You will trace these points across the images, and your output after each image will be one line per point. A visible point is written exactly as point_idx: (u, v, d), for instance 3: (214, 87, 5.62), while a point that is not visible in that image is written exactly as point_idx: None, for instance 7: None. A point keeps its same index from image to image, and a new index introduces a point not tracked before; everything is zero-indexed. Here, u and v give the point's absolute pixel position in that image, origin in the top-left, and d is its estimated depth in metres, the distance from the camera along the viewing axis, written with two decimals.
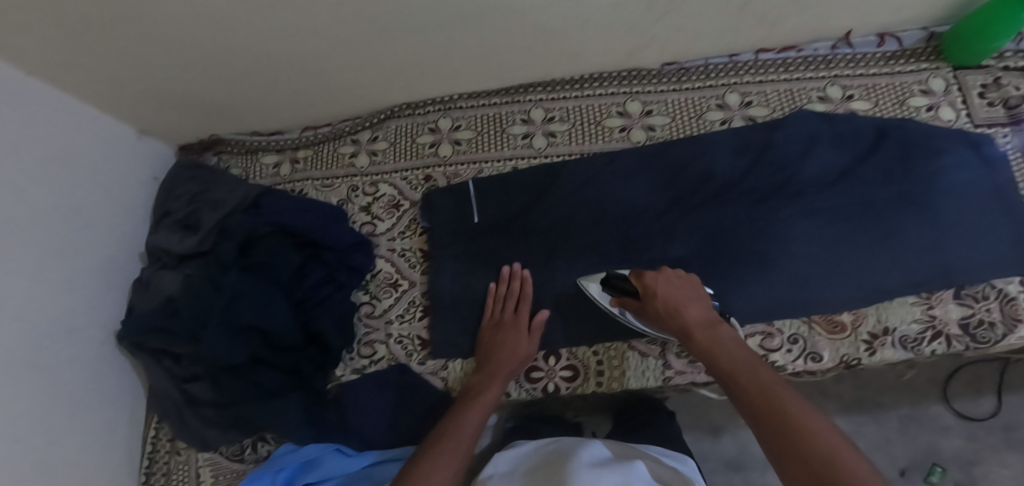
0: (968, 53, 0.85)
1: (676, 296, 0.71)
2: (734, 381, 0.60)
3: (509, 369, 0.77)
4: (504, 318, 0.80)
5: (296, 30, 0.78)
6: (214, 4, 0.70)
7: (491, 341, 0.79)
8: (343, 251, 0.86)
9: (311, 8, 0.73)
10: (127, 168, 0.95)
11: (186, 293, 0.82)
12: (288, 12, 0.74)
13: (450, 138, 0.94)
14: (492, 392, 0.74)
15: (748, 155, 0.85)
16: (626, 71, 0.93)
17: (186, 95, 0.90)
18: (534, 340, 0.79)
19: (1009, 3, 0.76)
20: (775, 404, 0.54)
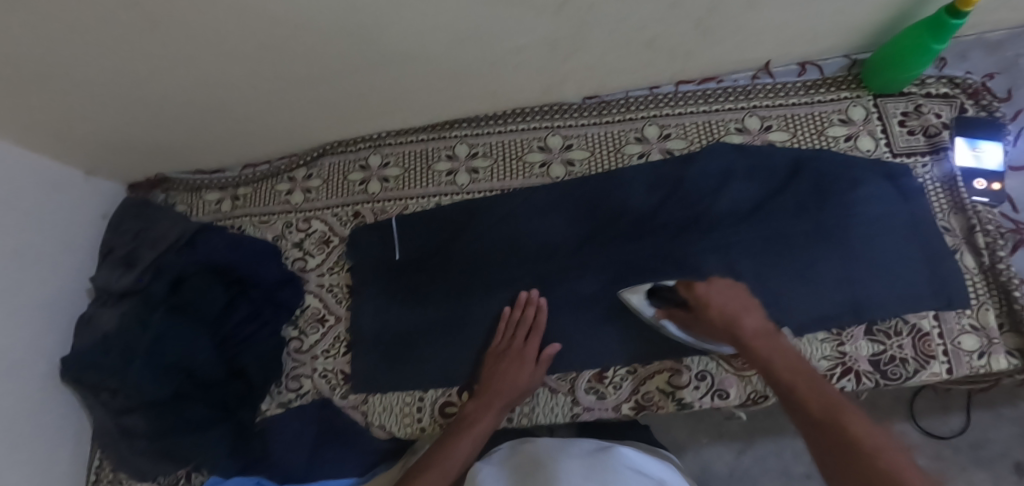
0: (888, 80, 0.84)
1: (731, 306, 0.68)
2: (792, 391, 0.56)
3: (506, 400, 0.77)
4: (511, 346, 0.79)
5: (215, 77, 0.80)
6: (129, 62, 0.74)
7: (494, 368, 0.79)
8: (269, 289, 0.89)
9: (225, 58, 0.76)
10: (74, 208, 0.99)
11: (118, 331, 0.86)
12: (204, 63, 0.77)
13: (379, 174, 0.97)
14: (486, 423, 0.75)
15: (662, 189, 0.85)
16: (548, 106, 0.94)
17: (126, 140, 0.94)
18: (539, 371, 0.78)
19: (927, 29, 0.74)
20: (837, 416, 0.51)
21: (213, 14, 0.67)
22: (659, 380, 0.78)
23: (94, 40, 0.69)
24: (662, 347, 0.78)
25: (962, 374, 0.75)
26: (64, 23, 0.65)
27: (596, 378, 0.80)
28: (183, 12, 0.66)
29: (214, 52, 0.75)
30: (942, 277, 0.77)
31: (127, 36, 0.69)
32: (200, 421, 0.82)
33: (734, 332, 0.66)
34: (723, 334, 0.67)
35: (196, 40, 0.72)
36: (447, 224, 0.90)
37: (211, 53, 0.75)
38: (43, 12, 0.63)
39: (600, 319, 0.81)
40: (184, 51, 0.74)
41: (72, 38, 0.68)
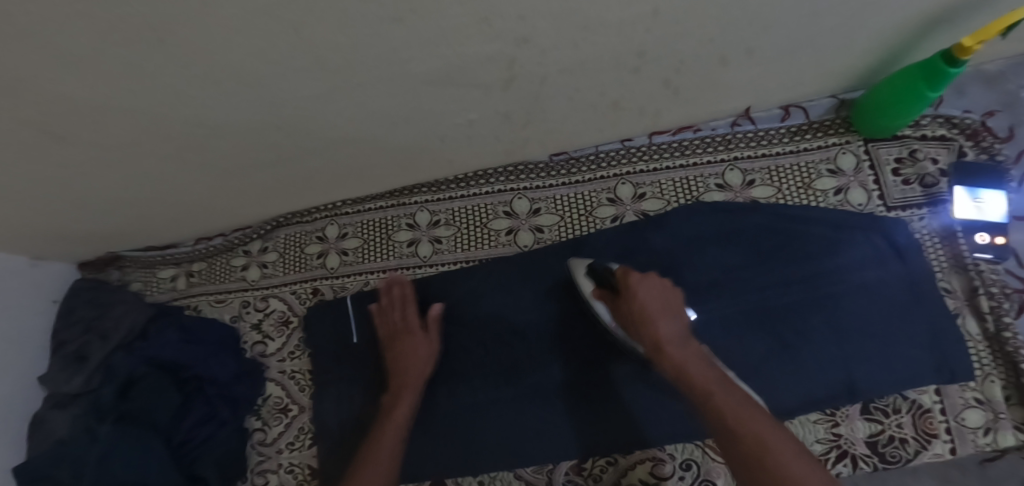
0: (876, 126, 0.77)
1: (648, 307, 0.67)
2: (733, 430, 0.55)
3: (415, 372, 0.78)
4: (397, 328, 0.80)
5: (149, 170, 0.75)
6: (53, 164, 0.69)
7: (400, 347, 0.79)
8: (224, 385, 0.85)
9: (155, 154, 0.71)
10: (27, 299, 0.94)
11: (70, 440, 0.82)
12: (131, 158, 0.72)
13: (337, 247, 0.91)
14: (402, 402, 0.77)
15: (635, 258, 0.79)
16: (513, 167, 0.87)
17: (66, 229, 0.89)
18: (432, 338, 0.80)
19: (927, 75, 0.67)
20: (762, 459, 0.52)
21: (127, 118, 0.62)
22: (642, 470, 0.73)
23: (4, 152, 0.64)
24: (640, 434, 0.74)
25: (966, 454, 0.69)
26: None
27: (575, 470, 0.75)
28: (90, 116, 0.61)
29: (137, 147, 0.69)
30: (943, 357, 0.71)
31: (41, 144, 0.64)
32: None
33: (641, 314, 0.67)
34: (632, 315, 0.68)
35: (117, 140, 0.67)
36: (438, 301, 0.83)
37: (137, 149, 0.70)
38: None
39: (573, 409, 0.77)
40: (109, 150, 0.69)
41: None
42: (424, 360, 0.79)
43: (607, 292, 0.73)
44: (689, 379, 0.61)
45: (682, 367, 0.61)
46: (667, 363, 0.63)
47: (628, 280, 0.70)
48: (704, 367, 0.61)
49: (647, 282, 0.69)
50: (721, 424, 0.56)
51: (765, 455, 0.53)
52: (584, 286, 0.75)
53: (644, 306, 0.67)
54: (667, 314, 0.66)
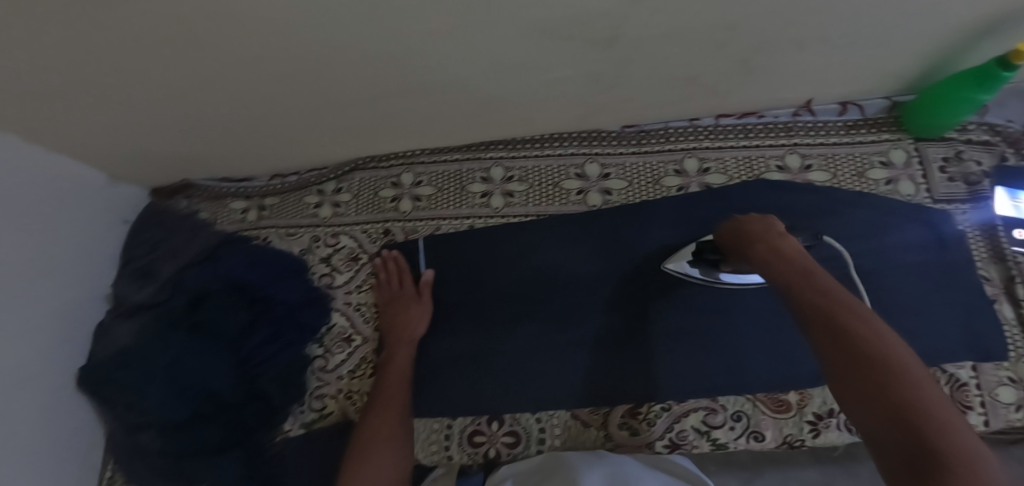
0: (940, 121, 0.83)
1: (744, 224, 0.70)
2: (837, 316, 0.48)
3: (410, 336, 0.85)
4: (394, 295, 0.88)
5: (247, 96, 0.79)
6: (168, 77, 0.73)
7: (392, 316, 0.87)
8: (291, 307, 0.88)
9: (260, 78, 0.75)
10: (97, 215, 0.97)
11: (137, 346, 0.83)
12: (237, 80, 0.75)
13: (411, 193, 0.95)
14: (403, 359, 0.83)
15: (698, 225, 0.86)
16: (586, 133, 0.93)
17: (154, 150, 0.92)
18: (427, 302, 0.87)
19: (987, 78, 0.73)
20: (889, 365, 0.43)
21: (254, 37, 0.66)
22: (694, 419, 0.77)
23: (127, 58, 0.67)
24: (696, 385, 0.79)
25: (999, 427, 0.74)
26: (101, 41, 0.63)
27: (630, 413, 0.78)
28: (220, 32, 0.64)
29: (245, 70, 0.72)
30: (977, 339, 0.77)
31: (161, 56, 0.67)
32: (215, 441, 0.81)
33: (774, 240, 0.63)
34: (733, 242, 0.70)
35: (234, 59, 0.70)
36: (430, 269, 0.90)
37: (244, 73, 0.73)
38: (77, 30, 0.60)
39: (629, 360, 0.81)
40: (222, 69, 0.72)
41: (104, 58, 0.66)
42: (418, 326, 0.86)
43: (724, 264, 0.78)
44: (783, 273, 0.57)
45: (768, 263, 0.60)
46: (764, 263, 0.61)
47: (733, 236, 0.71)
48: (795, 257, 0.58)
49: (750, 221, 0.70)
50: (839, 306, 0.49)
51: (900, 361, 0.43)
52: (705, 222, 0.86)
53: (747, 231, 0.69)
54: (780, 235, 0.64)
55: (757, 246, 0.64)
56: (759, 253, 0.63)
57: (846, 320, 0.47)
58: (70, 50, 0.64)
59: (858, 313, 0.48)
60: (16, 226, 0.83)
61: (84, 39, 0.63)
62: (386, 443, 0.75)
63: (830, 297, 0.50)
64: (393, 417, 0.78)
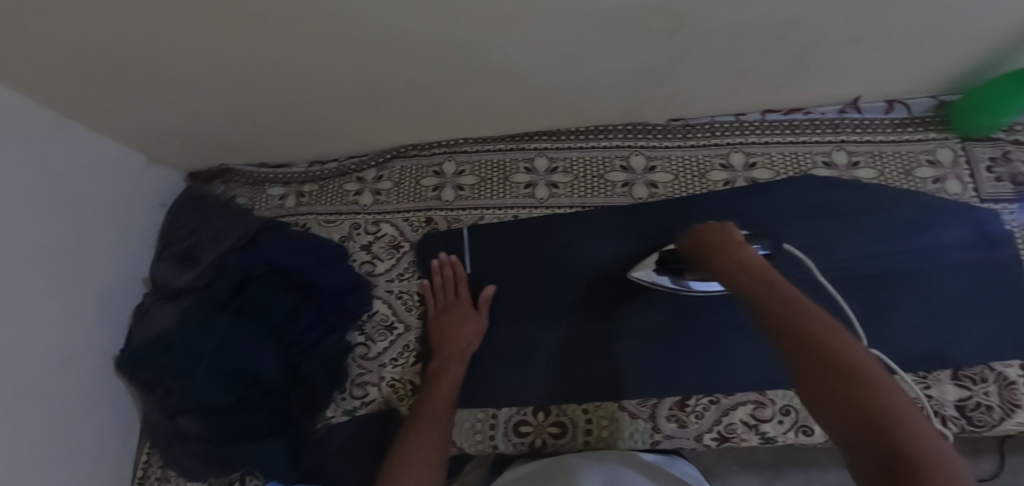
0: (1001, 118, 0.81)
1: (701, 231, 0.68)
2: (798, 323, 0.46)
3: (463, 349, 0.83)
4: (447, 304, 0.87)
5: (296, 80, 0.78)
6: (219, 58, 0.71)
7: (445, 326, 0.85)
8: (335, 293, 0.87)
9: (314, 63, 0.74)
10: (137, 197, 0.98)
11: (180, 329, 0.82)
12: (287, 64, 0.74)
13: (454, 182, 0.95)
14: (454, 371, 0.80)
15: (745, 218, 0.85)
16: (632, 125, 0.93)
17: (194, 132, 0.92)
18: (482, 316, 0.86)
19: None
20: (860, 378, 0.42)
21: (310, 21, 0.64)
22: (742, 412, 0.77)
23: (185, 39, 0.67)
24: (744, 378, 0.78)
25: None
26: (157, 17, 0.62)
27: (677, 405, 0.79)
28: (278, 14, 0.63)
29: (300, 55, 0.71)
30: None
31: (215, 35, 0.66)
32: (259, 426, 0.80)
33: (737, 243, 0.62)
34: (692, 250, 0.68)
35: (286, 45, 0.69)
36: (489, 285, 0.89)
37: (300, 58, 0.72)
38: (133, 4, 0.59)
39: (674, 352, 0.81)
40: (273, 53, 0.71)
41: (158, 35, 0.65)
42: (472, 340, 0.84)
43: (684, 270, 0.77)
44: (742, 279, 0.55)
45: (729, 274, 0.58)
46: (725, 273, 0.59)
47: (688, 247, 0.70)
48: (752, 264, 0.57)
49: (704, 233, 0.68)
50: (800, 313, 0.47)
51: (871, 375, 0.42)
52: (752, 216, 0.85)
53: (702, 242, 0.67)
54: (740, 245, 0.61)
55: (715, 258, 0.62)
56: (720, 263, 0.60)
57: (815, 333, 0.45)
58: (125, 27, 0.63)
59: (823, 324, 0.46)
60: (56, 206, 0.83)
61: (140, 16, 0.62)
62: (434, 443, 0.70)
63: (792, 306, 0.48)
64: (442, 424, 0.73)
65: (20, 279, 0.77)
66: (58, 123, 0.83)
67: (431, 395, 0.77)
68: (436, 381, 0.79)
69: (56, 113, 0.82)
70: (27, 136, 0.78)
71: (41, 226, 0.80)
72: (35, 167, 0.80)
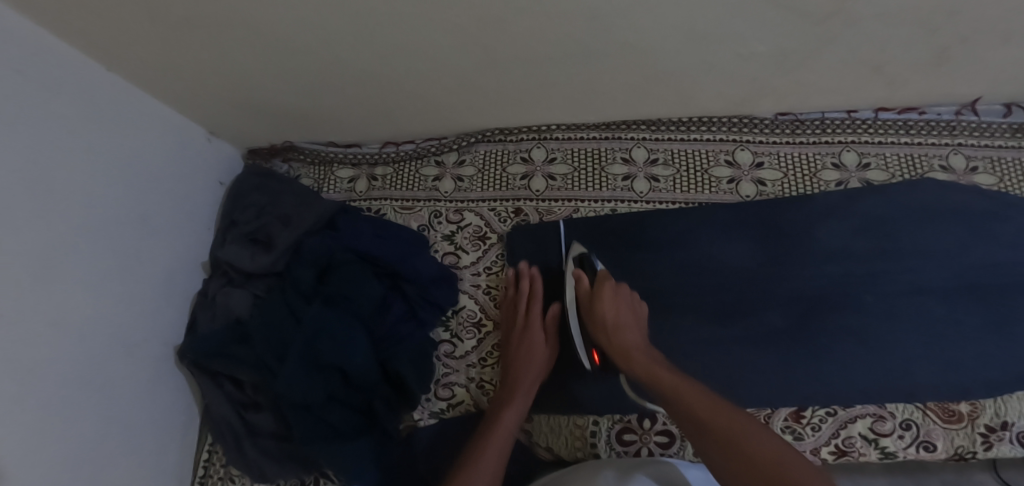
0: None
1: (618, 309, 0.73)
2: (710, 428, 0.57)
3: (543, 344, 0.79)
4: (528, 295, 0.81)
5: (394, 49, 0.70)
6: (321, 17, 0.64)
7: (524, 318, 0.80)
8: (424, 285, 0.81)
9: (422, 31, 0.66)
10: (196, 173, 0.90)
11: (259, 318, 0.77)
12: (392, 29, 0.66)
13: (545, 171, 0.89)
14: (531, 371, 0.76)
15: (861, 220, 0.81)
16: (737, 118, 0.87)
17: (264, 103, 0.84)
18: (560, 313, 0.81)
19: None
20: (772, 466, 0.51)
21: None
22: (861, 425, 0.73)
23: None
24: (862, 388, 0.74)
25: None
26: None
27: (793, 417, 0.74)
28: None
29: (411, 19, 0.64)
30: None
31: None
32: (343, 427, 0.73)
33: (638, 343, 0.70)
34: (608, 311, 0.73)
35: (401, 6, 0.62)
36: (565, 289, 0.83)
37: (409, 23, 0.65)
38: None
39: (789, 359, 0.76)
40: (382, 16, 0.63)
41: None
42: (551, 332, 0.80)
43: (587, 279, 0.78)
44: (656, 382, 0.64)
45: (652, 375, 0.65)
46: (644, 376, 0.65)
47: (602, 288, 0.75)
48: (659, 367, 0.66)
49: (617, 301, 0.74)
50: (704, 415, 0.58)
51: (777, 459, 0.52)
52: (867, 219, 0.81)
53: (615, 320, 0.72)
54: (643, 340, 0.71)
55: (622, 351, 0.70)
56: (636, 365, 0.67)
57: (730, 434, 0.55)
58: None
59: (730, 422, 0.57)
60: (117, 177, 0.75)
61: None
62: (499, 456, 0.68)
63: (704, 411, 0.58)
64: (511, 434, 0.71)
65: (84, 258, 0.70)
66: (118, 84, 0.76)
67: (504, 399, 0.74)
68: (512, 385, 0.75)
69: (119, 75, 0.75)
70: (89, 99, 0.71)
71: (104, 199, 0.73)
72: (94, 134, 0.72)
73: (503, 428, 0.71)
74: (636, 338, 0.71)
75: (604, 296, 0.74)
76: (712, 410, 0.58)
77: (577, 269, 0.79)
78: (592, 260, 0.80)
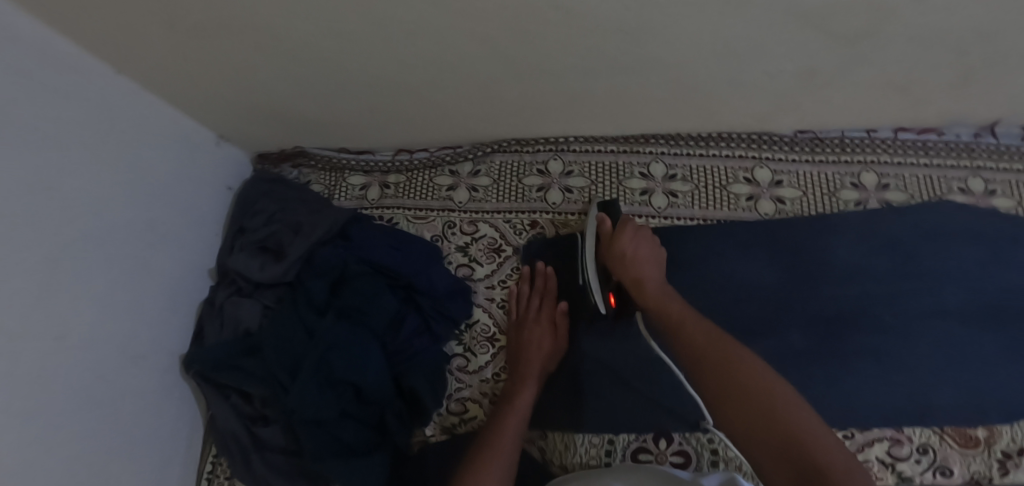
0: None
1: (637, 249, 0.76)
2: (708, 357, 0.57)
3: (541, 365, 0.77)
4: (527, 316, 0.81)
5: (415, 58, 0.68)
6: (344, 25, 0.62)
7: (523, 340, 0.79)
8: (439, 298, 0.80)
9: (447, 41, 0.65)
10: (204, 178, 0.88)
11: (270, 330, 0.76)
12: (416, 38, 0.65)
13: (561, 183, 0.88)
14: (528, 391, 0.75)
15: (880, 242, 0.81)
16: (756, 135, 0.87)
17: (277, 107, 0.82)
18: (561, 336, 0.81)
19: None
20: (765, 394, 0.52)
21: None
22: (879, 449, 0.73)
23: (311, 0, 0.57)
24: (880, 411, 0.74)
25: None
26: None
27: None
28: None
29: (436, 29, 0.63)
30: None
31: None
32: (355, 443, 0.71)
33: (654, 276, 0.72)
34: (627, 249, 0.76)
35: (427, 16, 0.60)
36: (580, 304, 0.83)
37: (435, 31, 0.63)
38: None
39: (807, 380, 0.76)
40: (407, 25, 0.62)
41: None
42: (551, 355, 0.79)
43: (610, 222, 0.80)
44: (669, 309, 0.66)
45: (661, 304, 0.67)
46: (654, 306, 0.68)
47: (625, 228, 0.78)
48: (674, 299, 0.68)
49: (637, 240, 0.77)
50: (707, 346, 0.59)
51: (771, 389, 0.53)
52: (885, 241, 0.81)
53: (635, 253, 0.75)
54: (660, 276, 0.73)
55: (637, 281, 0.72)
56: (648, 296, 0.69)
57: (729, 363, 0.56)
58: None
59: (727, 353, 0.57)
60: (125, 182, 0.73)
61: None
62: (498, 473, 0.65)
63: (707, 339, 0.59)
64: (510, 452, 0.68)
65: (90, 266, 0.68)
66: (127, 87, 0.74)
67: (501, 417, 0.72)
68: (509, 404, 0.74)
69: (130, 77, 0.73)
70: (99, 102, 0.69)
71: (111, 205, 0.71)
72: (103, 137, 0.70)
73: (503, 446, 0.68)
74: (653, 271, 0.73)
75: (624, 236, 0.77)
76: (713, 340, 0.59)
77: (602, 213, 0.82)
78: (614, 208, 0.83)
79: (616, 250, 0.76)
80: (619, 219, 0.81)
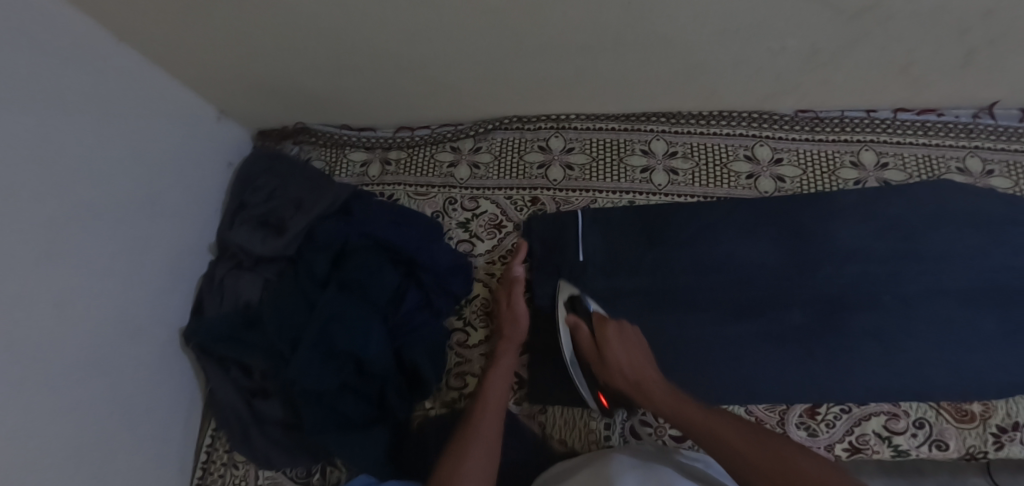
0: None
1: (623, 352, 0.74)
2: (705, 434, 0.65)
3: (511, 343, 0.77)
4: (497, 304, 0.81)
5: (418, 32, 0.69)
6: None
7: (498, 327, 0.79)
8: (440, 274, 0.80)
9: (450, 13, 0.65)
10: (204, 152, 0.88)
11: (271, 302, 0.76)
12: (419, 9, 0.65)
13: (562, 160, 0.89)
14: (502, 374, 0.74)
15: (880, 220, 0.81)
16: (757, 113, 0.87)
17: (279, 82, 0.82)
18: (518, 302, 0.79)
19: None
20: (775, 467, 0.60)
21: None
22: (876, 423, 0.73)
23: None
24: (879, 386, 0.74)
25: None
26: None
27: (808, 413, 0.75)
28: None
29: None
30: None
31: None
32: (356, 415, 0.72)
33: (648, 380, 0.71)
34: (615, 353, 0.74)
35: None
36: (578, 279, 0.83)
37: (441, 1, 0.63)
38: None
39: (806, 356, 0.77)
40: None
41: None
42: (518, 326, 0.78)
43: (584, 326, 0.77)
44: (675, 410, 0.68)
45: (674, 405, 0.68)
46: (668, 405, 0.68)
47: (605, 326, 0.76)
48: (682, 399, 0.69)
49: (621, 335, 0.76)
50: (709, 427, 0.65)
51: (775, 451, 0.62)
52: (885, 218, 0.81)
53: (624, 352, 0.74)
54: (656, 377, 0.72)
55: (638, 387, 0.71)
56: (661, 400, 0.69)
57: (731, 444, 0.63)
58: None
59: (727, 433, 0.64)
60: (127, 153, 0.73)
61: None
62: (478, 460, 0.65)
63: (699, 417, 0.66)
64: (488, 438, 0.68)
65: (91, 235, 0.68)
66: (128, 60, 0.73)
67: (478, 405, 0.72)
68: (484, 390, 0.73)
69: (133, 48, 0.73)
70: (98, 72, 0.69)
71: (112, 174, 0.71)
72: (105, 106, 0.70)
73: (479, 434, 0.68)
74: (647, 376, 0.72)
75: (607, 341, 0.75)
76: (704, 420, 0.66)
77: (572, 316, 0.78)
78: (583, 300, 0.79)
79: (603, 355, 0.75)
80: (590, 314, 0.78)
